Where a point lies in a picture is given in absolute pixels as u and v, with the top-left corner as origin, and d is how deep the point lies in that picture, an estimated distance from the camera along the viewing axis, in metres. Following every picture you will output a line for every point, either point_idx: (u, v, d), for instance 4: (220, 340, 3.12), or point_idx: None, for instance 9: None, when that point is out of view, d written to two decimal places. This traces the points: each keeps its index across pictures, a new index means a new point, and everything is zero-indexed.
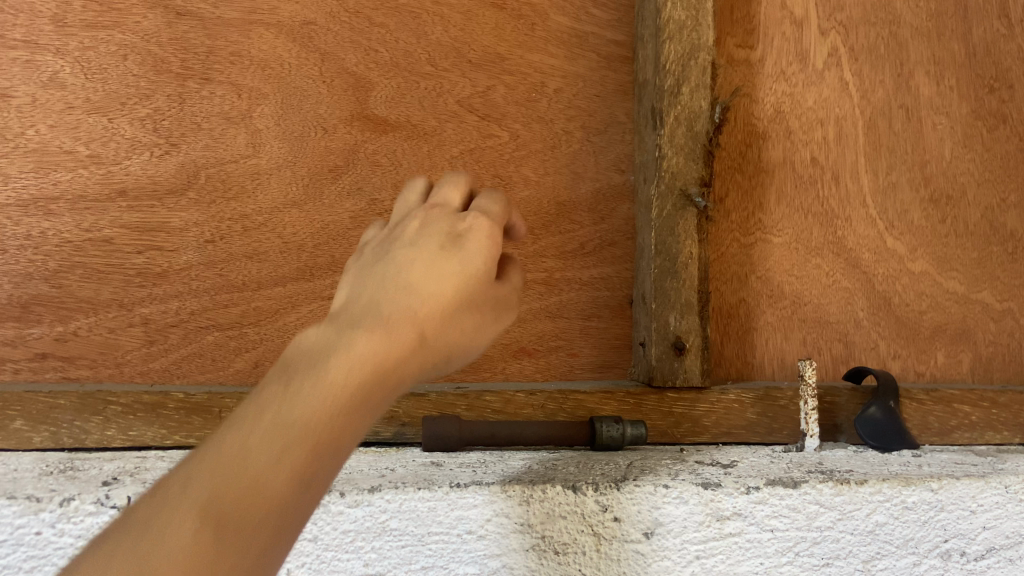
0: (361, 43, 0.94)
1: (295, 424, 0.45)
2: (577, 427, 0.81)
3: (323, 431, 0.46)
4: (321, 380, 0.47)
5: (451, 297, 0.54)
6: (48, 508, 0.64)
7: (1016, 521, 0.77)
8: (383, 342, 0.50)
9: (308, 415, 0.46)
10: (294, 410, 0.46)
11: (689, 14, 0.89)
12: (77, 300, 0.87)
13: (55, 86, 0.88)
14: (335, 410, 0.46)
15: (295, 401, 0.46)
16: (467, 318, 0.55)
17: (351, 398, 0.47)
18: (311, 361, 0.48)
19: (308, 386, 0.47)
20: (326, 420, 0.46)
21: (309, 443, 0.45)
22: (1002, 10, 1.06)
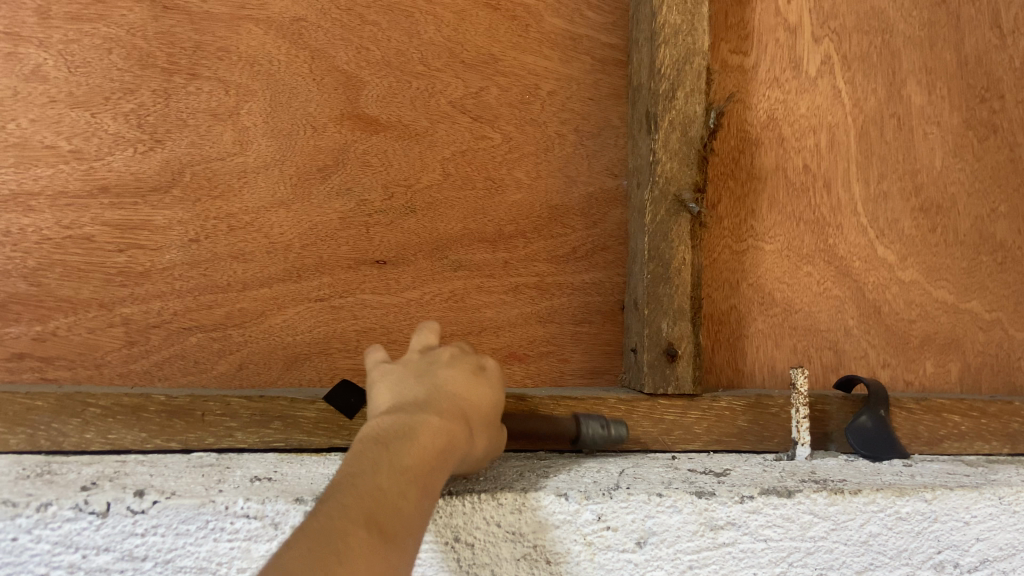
0: (353, 41, 0.92)
1: (403, 525, 0.51)
2: (564, 420, 0.81)
3: (416, 537, 0.53)
4: (419, 494, 0.54)
5: (482, 427, 0.64)
6: (25, 513, 0.62)
7: (1009, 533, 0.78)
8: (451, 462, 0.58)
9: (413, 519, 0.52)
10: (402, 510, 0.52)
11: (685, 18, 0.88)
12: (56, 299, 0.85)
13: (37, 79, 0.85)
14: (422, 517, 0.54)
15: (403, 501, 0.52)
16: (487, 448, 0.65)
17: (428, 507, 0.55)
18: (402, 464, 0.54)
19: (401, 490, 0.52)
20: (419, 526, 0.53)
21: (409, 542, 0.52)
22: (994, 21, 1.06)
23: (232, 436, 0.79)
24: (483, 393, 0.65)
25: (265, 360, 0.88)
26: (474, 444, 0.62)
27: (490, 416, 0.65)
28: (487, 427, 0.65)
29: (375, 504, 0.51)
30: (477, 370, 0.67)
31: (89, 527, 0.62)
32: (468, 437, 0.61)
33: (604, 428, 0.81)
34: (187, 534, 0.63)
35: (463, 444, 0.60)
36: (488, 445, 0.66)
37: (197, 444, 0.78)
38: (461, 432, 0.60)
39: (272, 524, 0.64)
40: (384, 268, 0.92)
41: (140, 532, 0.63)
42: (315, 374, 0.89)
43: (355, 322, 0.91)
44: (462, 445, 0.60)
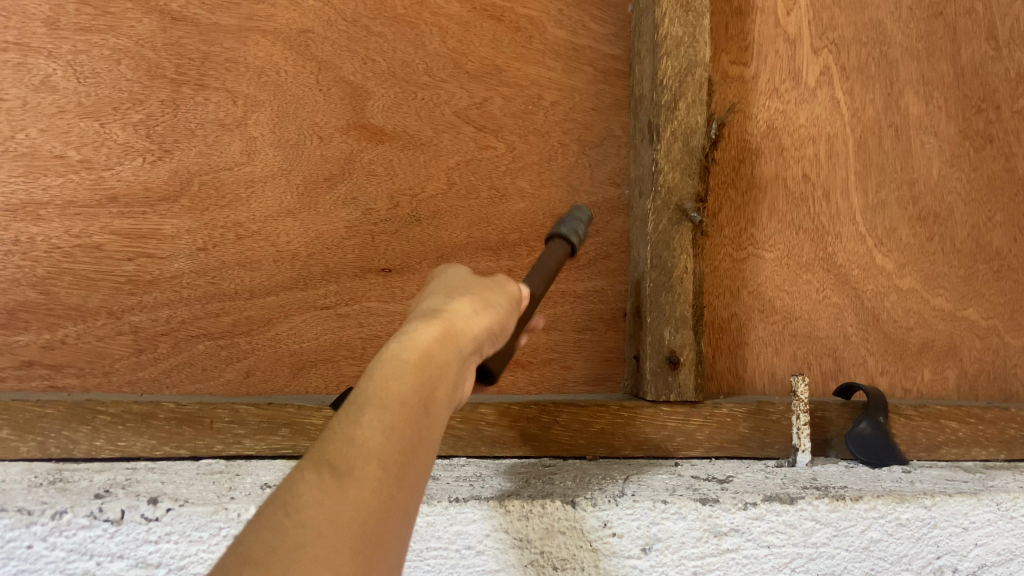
0: (359, 51, 0.93)
1: (364, 451, 0.43)
2: (552, 245, 0.66)
3: (398, 459, 0.43)
4: (381, 410, 0.44)
5: (468, 311, 0.52)
6: (40, 521, 0.63)
7: (1007, 538, 0.79)
8: (435, 355, 0.48)
9: (380, 439, 0.43)
10: (360, 436, 0.43)
11: (687, 30, 0.89)
12: (65, 308, 0.86)
13: (47, 89, 0.86)
14: (404, 435, 0.44)
15: (356, 427, 0.44)
16: (491, 324, 0.53)
17: (416, 422, 0.45)
18: (359, 393, 0.45)
19: (355, 414, 0.44)
20: (401, 445, 0.44)
21: (379, 469, 0.42)
22: (989, 33, 1.08)
23: (240, 443, 0.80)
24: (452, 286, 0.56)
25: (272, 367, 0.89)
26: (464, 323, 0.51)
27: (475, 295, 0.54)
28: (473, 306, 0.53)
29: (322, 446, 0.43)
30: (446, 278, 0.58)
31: (103, 535, 0.64)
32: (446, 321, 0.50)
33: (579, 227, 0.68)
34: (199, 541, 0.65)
35: (443, 329, 0.50)
36: (496, 321, 0.53)
37: (206, 451, 0.79)
38: (431, 319, 0.50)
39: None
40: (389, 276, 0.93)
41: (154, 539, 0.64)
42: (321, 382, 0.90)
43: (360, 329, 0.92)
44: (447, 332, 0.50)
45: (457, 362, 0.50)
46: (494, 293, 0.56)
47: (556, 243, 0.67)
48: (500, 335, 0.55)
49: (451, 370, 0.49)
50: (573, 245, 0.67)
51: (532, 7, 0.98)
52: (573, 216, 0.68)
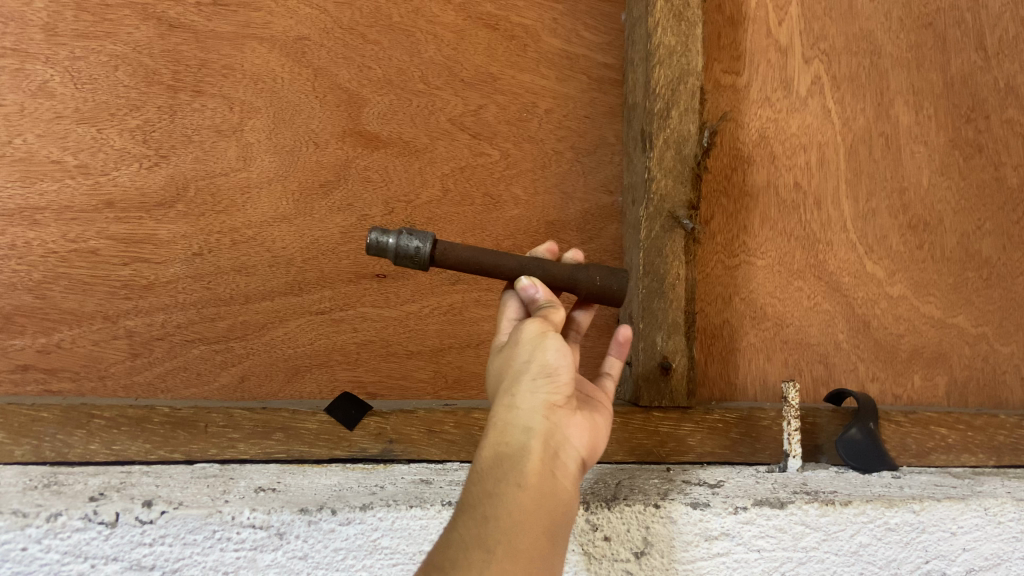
0: (355, 59, 0.94)
1: (466, 547, 0.54)
2: (445, 258, 0.68)
3: (498, 541, 0.55)
4: (472, 512, 0.56)
5: (514, 393, 0.61)
6: (34, 523, 0.63)
7: (994, 543, 0.80)
8: (504, 449, 0.59)
9: (474, 532, 0.55)
10: (455, 538, 0.55)
11: (679, 39, 0.90)
12: (60, 312, 0.86)
13: (44, 95, 0.87)
14: (498, 521, 0.56)
15: (453, 533, 0.55)
16: (541, 385, 0.62)
17: (507, 506, 0.56)
18: (459, 504, 0.58)
19: (452, 526, 0.56)
20: (493, 529, 0.55)
21: (481, 552, 0.54)
22: (978, 43, 1.09)
23: (234, 448, 0.80)
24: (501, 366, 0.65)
25: (267, 372, 0.90)
26: (520, 403, 0.61)
27: (513, 364, 0.63)
28: (516, 384, 0.62)
29: (434, 556, 0.55)
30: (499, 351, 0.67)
31: (98, 537, 0.65)
32: (502, 414, 0.61)
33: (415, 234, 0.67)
34: (194, 543, 0.66)
35: (505, 422, 0.60)
36: (542, 375, 0.62)
37: (200, 455, 0.79)
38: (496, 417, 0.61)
39: (277, 534, 0.67)
40: (384, 282, 0.94)
41: (148, 542, 0.66)
42: (315, 387, 0.91)
43: (355, 334, 0.92)
44: (505, 425, 0.60)
45: (528, 440, 0.60)
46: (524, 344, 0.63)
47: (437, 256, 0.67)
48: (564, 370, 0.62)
49: (525, 449, 0.59)
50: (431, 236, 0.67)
51: (526, 15, 0.99)
52: (404, 241, 0.65)
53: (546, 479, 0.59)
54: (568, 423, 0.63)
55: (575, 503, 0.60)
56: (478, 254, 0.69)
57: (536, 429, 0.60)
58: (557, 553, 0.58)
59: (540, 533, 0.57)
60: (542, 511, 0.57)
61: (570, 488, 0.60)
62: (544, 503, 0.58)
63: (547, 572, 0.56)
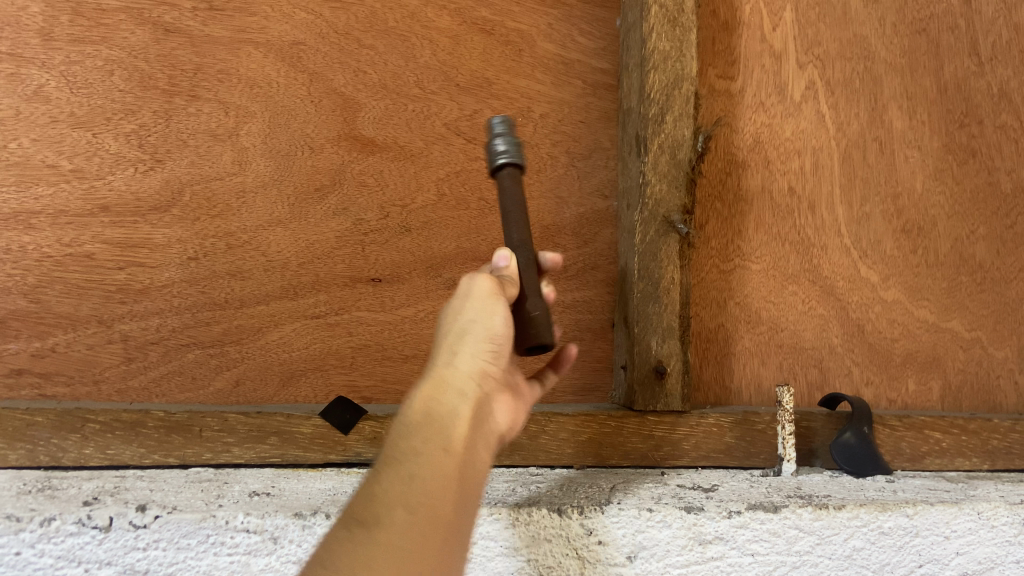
0: (350, 64, 0.94)
1: (389, 501, 0.53)
2: (501, 181, 0.65)
3: (421, 499, 0.54)
4: (397, 467, 0.55)
5: (453, 358, 0.61)
6: (29, 527, 0.64)
7: (987, 547, 0.81)
8: (436, 410, 0.59)
9: (398, 488, 0.54)
10: (378, 491, 0.54)
11: (674, 45, 0.90)
12: (55, 316, 0.86)
13: (40, 99, 0.87)
14: (423, 480, 0.55)
15: (376, 486, 0.54)
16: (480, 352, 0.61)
17: (433, 467, 0.56)
18: (382, 457, 0.57)
19: (374, 479, 0.55)
20: (418, 488, 0.54)
21: (404, 510, 0.53)
22: (972, 49, 1.10)
23: (229, 452, 0.80)
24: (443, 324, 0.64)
25: (262, 376, 0.90)
26: (457, 368, 0.61)
27: (457, 325, 0.62)
28: (456, 347, 0.62)
29: (354, 505, 0.54)
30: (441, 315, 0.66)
31: (91, 542, 0.65)
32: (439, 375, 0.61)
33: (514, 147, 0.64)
34: (187, 548, 0.66)
35: (439, 383, 0.60)
36: (482, 343, 0.61)
37: (195, 459, 0.79)
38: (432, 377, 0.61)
39: (271, 538, 0.67)
40: (379, 286, 0.94)
41: (142, 546, 0.66)
42: (310, 391, 0.91)
43: (350, 339, 0.92)
44: (438, 385, 0.60)
45: (459, 405, 0.60)
46: (471, 310, 0.62)
47: (502, 176, 0.65)
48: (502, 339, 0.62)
49: (455, 415, 0.59)
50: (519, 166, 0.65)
51: (522, 20, 1.00)
52: (500, 139, 0.64)
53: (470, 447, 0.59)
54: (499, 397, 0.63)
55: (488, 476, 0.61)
56: (519, 208, 0.64)
57: (468, 395, 0.60)
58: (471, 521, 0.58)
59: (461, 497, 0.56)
60: (464, 478, 0.57)
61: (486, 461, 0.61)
62: (467, 470, 0.58)
63: (463, 536, 0.56)
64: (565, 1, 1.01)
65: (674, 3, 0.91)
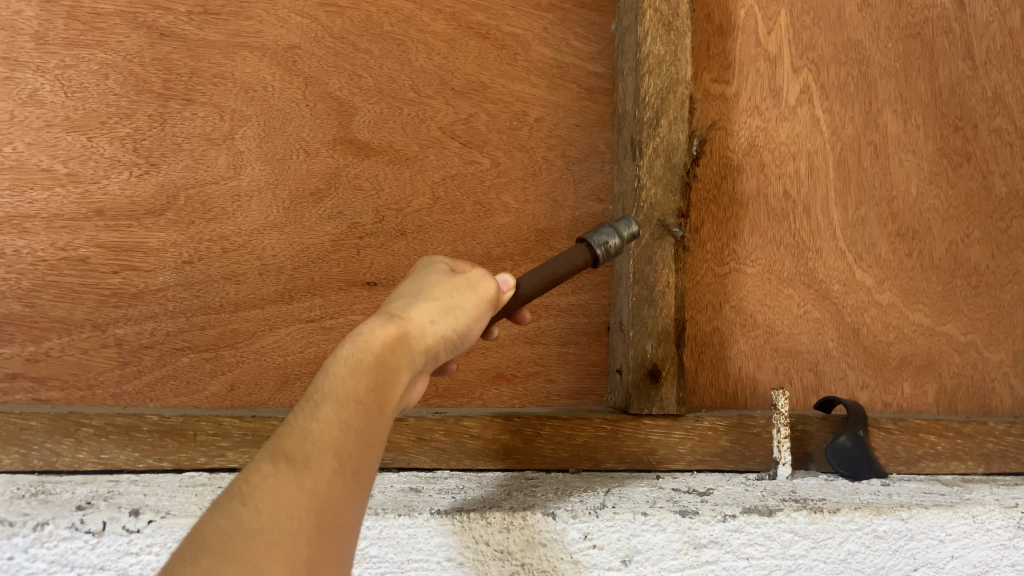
0: (345, 68, 0.94)
1: (323, 446, 0.45)
2: (572, 250, 0.71)
3: (356, 453, 0.46)
4: (338, 406, 0.47)
5: (422, 315, 0.55)
6: (21, 533, 0.64)
7: (982, 550, 0.81)
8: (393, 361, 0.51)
9: (335, 435, 0.46)
10: (314, 430, 0.46)
11: (669, 49, 0.90)
12: (50, 320, 0.86)
13: (35, 103, 0.87)
14: (363, 434, 0.47)
15: (312, 422, 0.46)
16: (451, 330, 0.56)
17: (376, 423, 0.48)
18: (315, 388, 0.48)
19: (311, 412, 0.47)
20: (356, 441, 0.47)
21: (337, 462, 0.45)
22: (966, 52, 1.10)
23: (224, 456, 0.79)
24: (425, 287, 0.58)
25: (256, 381, 0.89)
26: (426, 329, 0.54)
27: (441, 301, 0.57)
28: (431, 311, 0.55)
29: (279, 438, 0.46)
30: (418, 277, 0.60)
31: (84, 546, 0.65)
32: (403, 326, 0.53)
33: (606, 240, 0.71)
34: None
35: (405, 335, 0.53)
36: (456, 324, 0.56)
37: (189, 464, 0.79)
38: (399, 324, 0.53)
39: None
40: (375, 290, 0.94)
41: (135, 551, 0.65)
42: (305, 395, 0.91)
43: (345, 343, 0.92)
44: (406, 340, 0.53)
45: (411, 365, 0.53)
46: (467, 299, 0.58)
47: (576, 249, 0.71)
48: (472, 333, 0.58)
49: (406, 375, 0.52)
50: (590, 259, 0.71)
51: (517, 25, 1.00)
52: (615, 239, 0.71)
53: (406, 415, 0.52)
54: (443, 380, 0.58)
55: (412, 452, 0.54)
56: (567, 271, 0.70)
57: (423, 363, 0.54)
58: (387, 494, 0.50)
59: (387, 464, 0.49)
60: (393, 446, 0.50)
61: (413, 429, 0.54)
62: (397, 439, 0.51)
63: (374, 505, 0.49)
64: (560, 5, 1.01)
65: (669, 7, 0.91)
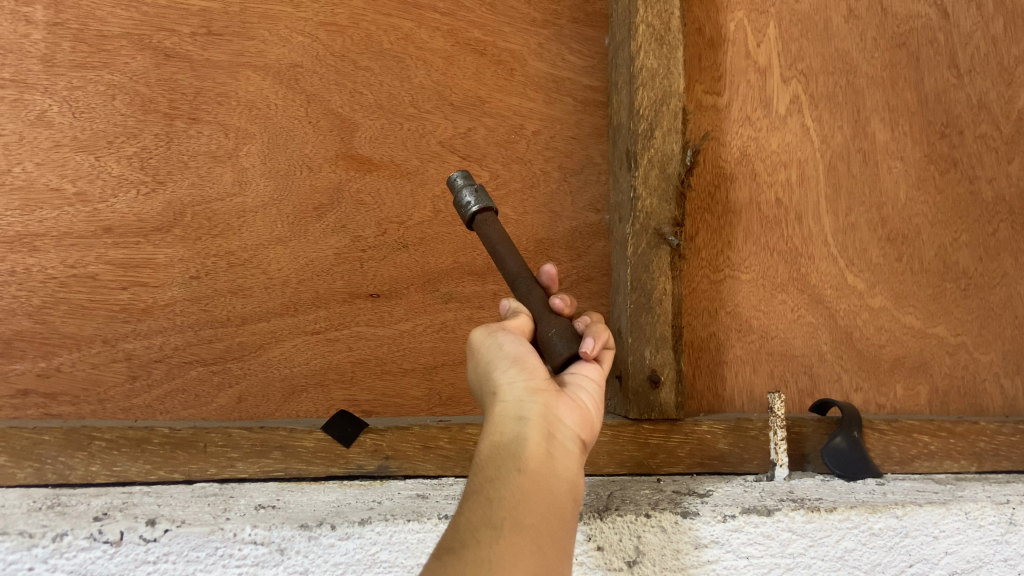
0: (346, 85, 0.97)
1: (470, 529, 0.56)
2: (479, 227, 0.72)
3: (503, 517, 0.56)
4: (475, 497, 0.58)
5: (503, 389, 0.64)
6: (41, 544, 0.68)
7: (975, 546, 0.84)
8: (501, 439, 0.61)
9: (478, 514, 0.57)
10: (461, 522, 0.57)
11: (661, 62, 0.93)
12: (60, 336, 0.88)
13: (43, 124, 0.89)
14: (501, 501, 0.57)
15: (459, 519, 0.57)
16: (531, 379, 0.64)
17: (509, 487, 0.58)
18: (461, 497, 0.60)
19: (458, 511, 0.58)
20: (499, 509, 0.57)
21: (489, 530, 0.56)
22: (951, 61, 1.13)
23: (234, 467, 0.81)
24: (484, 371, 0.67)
25: (264, 393, 0.91)
26: (512, 394, 0.63)
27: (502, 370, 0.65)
28: (499, 383, 0.64)
29: (441, 540, 0.57)
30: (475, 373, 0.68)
31: (102, 556, 0.69)
32: (494, 412, 0.63)
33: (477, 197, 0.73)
34: (196, 560, 0.70)
35: (500, 413, 0.63)
36: (529, 373, 0.65)
37: (200, 475, 0.80)
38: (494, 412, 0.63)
39: (278, 549, 0.71)
40: (378, 301, 0.95)
41: (152, 559, 0.69)
42: (312, 406, 0.92)
43: (350, 353, 0.94)
44: (502, 416, 0.62)
45: (523, 427, 0.62)
46: (527, 349, 0.66)
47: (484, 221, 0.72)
48: (543, 370, 0.66)
49: (521, 437, 0.61)
50: (490, 210, 0.73)
51: (513, 41, 1.02)
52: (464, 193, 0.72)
53: (544, 461, 0.60)
54: (557, 406, 0.64)
55: (580, 486, 0.63)
56: (502, 243, 0.71)
57: (529, 413, 0.62)
58: (568, 534, 0.59)
59: (549, 514, 0.58)
60: (543, 491, 0.59)
61: (573, 468, 0.63)
62: (544, 483, 0.59)
63: (557, 546, 0.57)
64: (555, 21, 1.04)
65: (661, 22, 0.93)
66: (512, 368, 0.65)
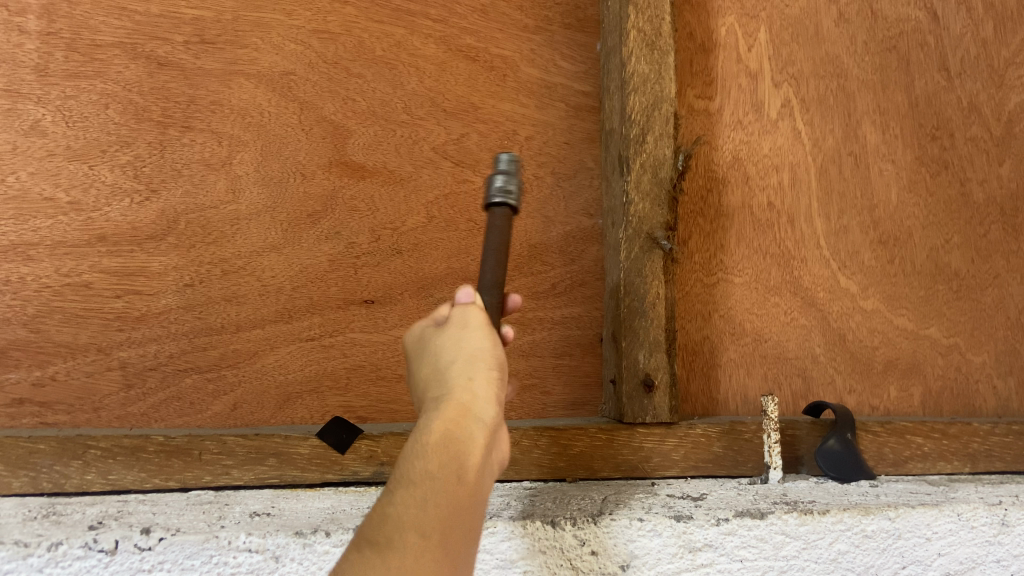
0: (339, 92, 0.97)
1: (398, 527, 0.54)
2: (494, 218, 0.66)
3: (434, 525, 0.55)
4: (410, 489, 0.55)
5: (472, 386, 0.59)
6: (36, 553, 0.68)
7: (969, 547, 0.84)
8: (454, 438, 0.57)
9: (411, 513, 0.54)
10: (391, 513, 0.55)
11: (653, 67, 0.93)
12: (55, 345, 0.88)
13: (37, 134, 0.89)
14: (436, 507, 0.55)
15: (389, 508, 0.55)
16: (499, 387, 0.60)
17: (448, 494, 0.56)
18: (395, 475, 0.57)
19: (388, 496, 0.56)
20: (432, 515, 0.55)
21: (417, 537, 0.54)
22: (941, 64, 1.14)
23: (228, 474, 0.81)
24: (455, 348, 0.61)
25: (258, 400, 0.91)
26: (479, 396, 0.59)
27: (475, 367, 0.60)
28: (471, 378, 0.59)
29: (366, 525, 0.55)
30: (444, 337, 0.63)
31: (98, 564, 0.69)
32: (454, 402, 0.58)
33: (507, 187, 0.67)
34: (191, 568, 0.70)
35: (462, 409, 0.58)
36: (499, 381, 0.61)
37: (195, 482, 0.80)
38: (456, 404, 0.58)
39: (272, 557, 0.71)
40: (372, 307, 0.96)
41: (147, 568, 0.69)
42: (306, 412, 0.92)
43: (345, 360, 0.94)
44: (463, 413, 0.58)
45: (478, 432, 0.58)
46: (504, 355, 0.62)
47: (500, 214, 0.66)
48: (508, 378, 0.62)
49: (473, 444, 0.57)
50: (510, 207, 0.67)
51: (505, 47, 1.03)
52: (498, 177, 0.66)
53: (482, 472, 0.58)
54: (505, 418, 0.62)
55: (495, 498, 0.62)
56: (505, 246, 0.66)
57: (488, 423, 0.59)
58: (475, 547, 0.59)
59: (470, 528, 0.57)
60: (473, 504, 0.57)
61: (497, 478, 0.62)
62: (475, 496, 0.57)
63: (467, 561, 0.57)
64: (547, 27, 1.04)
65: (652, 28, 0.94)
66: (487, 370, 0.60)
